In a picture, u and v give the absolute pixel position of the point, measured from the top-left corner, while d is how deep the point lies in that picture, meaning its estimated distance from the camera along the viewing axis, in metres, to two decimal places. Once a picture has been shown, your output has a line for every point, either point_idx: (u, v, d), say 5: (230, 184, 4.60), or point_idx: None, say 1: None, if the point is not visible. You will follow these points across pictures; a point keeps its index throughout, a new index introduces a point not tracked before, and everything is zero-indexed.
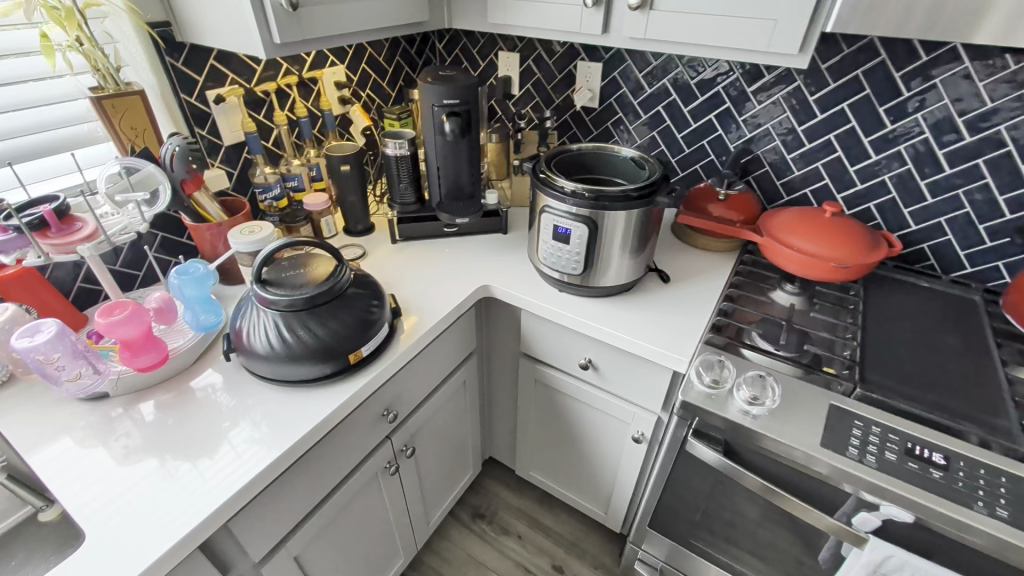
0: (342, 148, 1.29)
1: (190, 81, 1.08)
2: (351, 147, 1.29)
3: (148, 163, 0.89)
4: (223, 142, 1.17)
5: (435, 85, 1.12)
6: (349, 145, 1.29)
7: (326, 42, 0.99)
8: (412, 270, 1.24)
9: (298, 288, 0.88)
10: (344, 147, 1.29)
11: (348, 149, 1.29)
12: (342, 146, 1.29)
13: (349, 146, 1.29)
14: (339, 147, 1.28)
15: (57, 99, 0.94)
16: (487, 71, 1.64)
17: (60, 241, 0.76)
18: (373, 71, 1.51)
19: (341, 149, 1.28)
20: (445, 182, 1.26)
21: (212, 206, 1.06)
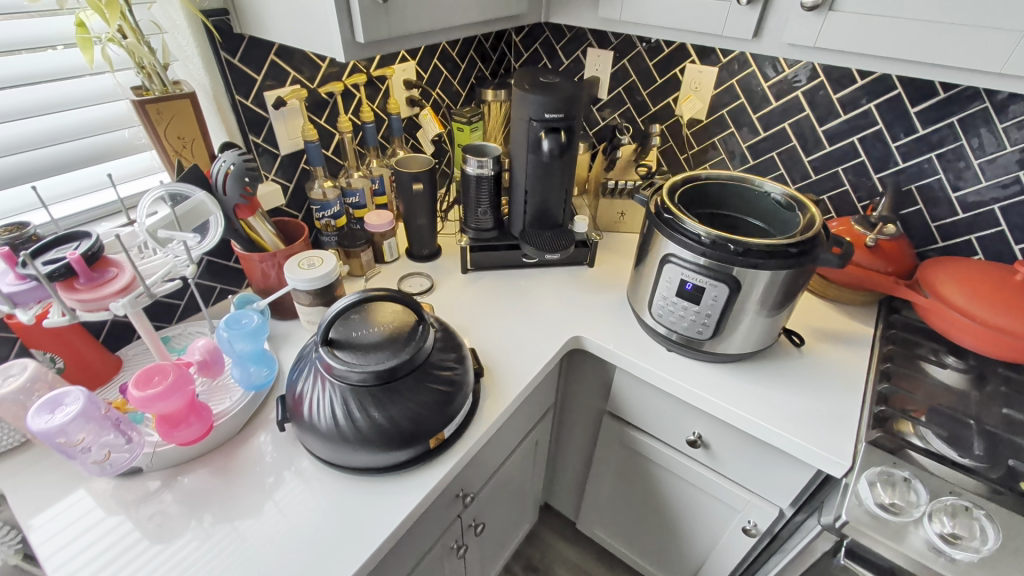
0: (415, 161, 1.10)
1: (246, 80, 0.90)
2: (423, 160, 1.10)
3: (198, 191, 0.71)
4: (279, 152, 1.00)
5: (536, 95, 0.92)
6: (421, 159, 1.10)
7: (415, 41, 0.80)
8: (488, 310, 1.06)
9: (373, 355, 0.71)
10: (415, 161, 1.10)
11: (420, 162, 1.10)
12: (412, 159, 1.10)
13: (419, 158, 1.10)
14: (411, 161, 1.10)
15: (91, 100, 0.77)
16: (571, 70, 1.42)
17: (87, 297, 0.59)
18: (444, 68, 1.31)
19: (413, 162, 1.10)
20: (532, 207, 1.07)
21: (266, 232, 0.90)
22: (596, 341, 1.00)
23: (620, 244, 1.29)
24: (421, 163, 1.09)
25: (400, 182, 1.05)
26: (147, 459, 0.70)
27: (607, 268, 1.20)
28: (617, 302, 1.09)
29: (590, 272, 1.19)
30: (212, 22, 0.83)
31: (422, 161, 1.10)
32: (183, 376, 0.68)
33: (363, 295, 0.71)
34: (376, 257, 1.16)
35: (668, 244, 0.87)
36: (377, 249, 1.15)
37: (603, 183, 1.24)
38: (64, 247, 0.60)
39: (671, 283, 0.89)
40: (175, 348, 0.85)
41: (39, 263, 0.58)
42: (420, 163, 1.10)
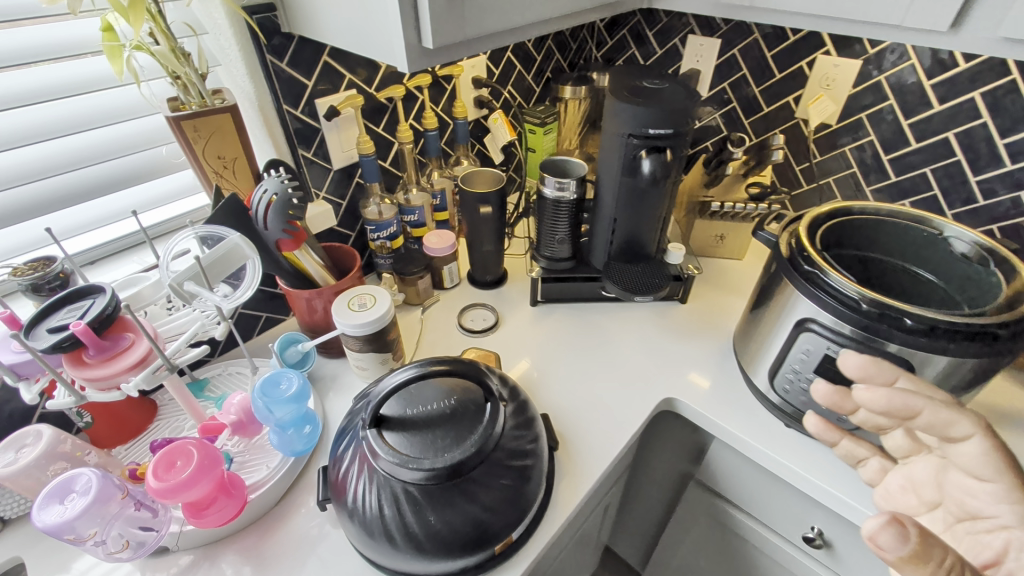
0: (484, 178, 0.94)
1: (297, 87, 0.78)
2: (492, 179, 0.94)
3: (232, 231, 0.59)
4: (332, 167, 0.88)
5: (639, 105, 0.73)
6: (491, 174, 0.94)
7: (494, 40, 0.64)
8: (561, 355, 0.90)
9: (432, 445, 0.57)
10: (484, 179, 0.94)
11: (488, 180, 0.95)
12: (480, 175, 0.95)
13: (487, 174, 0.94)
14: (479, 177, 0.95)
15: (120, 117, 0.66)
16: (665, 62, 1.21)
17: (92, 376, 0.48)
18: (518, 62, 1.14)
19: (483, 181, 0.94)
20: (619, 237, 0.89)
21: (310, 263, 0.76)
22: (693, 405, 0.82)
23: (715, 274, 1.08)
24: (490, 180, 0.94)
25: (465, 203, 0.90)
26: (171, 538, 0.61)
27: (701, 305, 1.01)
28: (718, 353, 0.90)
29: (682, 309, 1.00)
30: (255, 20, 0.70)
31: (491, 181, 0.94)
32: (210, 456, 0.57)
33: None
34: (434, 282, 1.03)
35: (808, 306, 0.67)
36: (436, 273, 1.01)
37: (703, 201, 1.03)
38: (72, 310, 0.50)
39: (807, 355, 0.69)
40: (210, 396, 0.74)
41: (42, 334, 0.48)
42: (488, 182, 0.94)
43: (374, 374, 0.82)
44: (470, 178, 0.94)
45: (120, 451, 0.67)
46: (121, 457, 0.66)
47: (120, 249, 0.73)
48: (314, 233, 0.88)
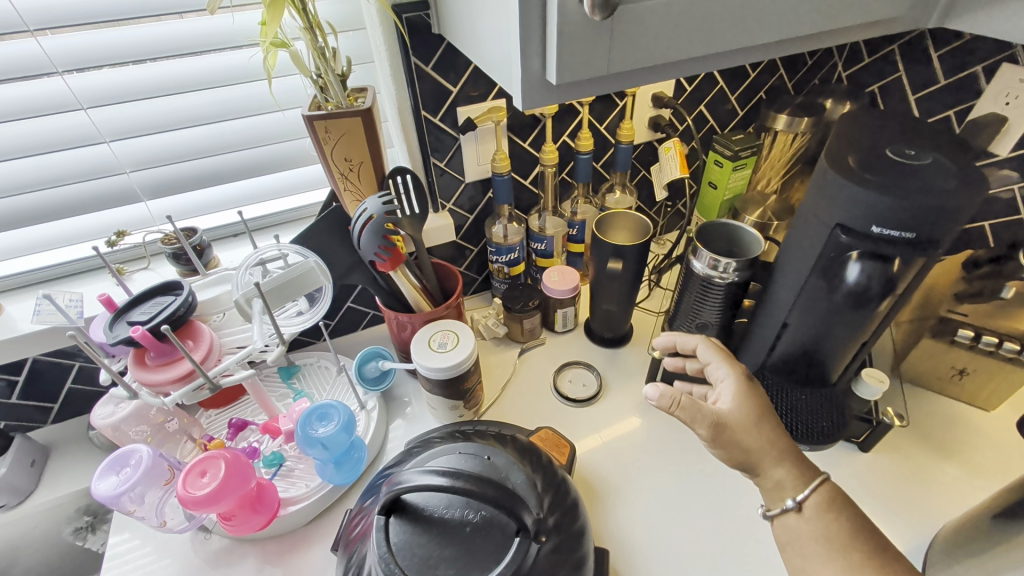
0: (627, 226, 0.79)
1: (440, 92, 0.71)
2: (637, 228, 0.78)
3: (312, 253, 0.56)
4: (464, 179, 0.81)
5: (865, 188, 0.48)
6: (639, 222, 0.78)
7: (658, 72, 0.47)
8: (662, 464, 0.71)
9: (432, 567, 0.47)
10: (627, 228, 0.79)
11: (631, 229, 0.79)
12: (623, 220, 0.79)
13: (633, 220, 0.78)
14: (620, 224, 0.79)
15: (264, 109, 0.69)
16: (942, 100, 0.79)
17: (146, 380, 0.49)
18: (723, 78, 0.90)
19: (626, 230, 0.79)
20: (785, 346, 0.65)
21: (406, 285, 0.71)
22: None
23: (937, 422, 0.73)
24: (633, 229, 0.78)
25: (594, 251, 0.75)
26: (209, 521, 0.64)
27: (895, 464, 0.69)
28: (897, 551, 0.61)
29: (860, 462, 0.70)
30: (404, 20, 0.64)
31: (636, 232, 0.78)
32: (239, 472, 0.56)
33: (444, 479, 0.46)
34: (545, 320, 0.90)
35: None
36: (549, 312, 0.88)
37: (945, 318, 0.69)
38: (151, 308, 0.52)
39: None
40: (293, 387, 0.76)
41: (121, 328, 0.50)
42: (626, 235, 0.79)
43: (443, 416, 0.75)
44: (607, 223, 0.79)
45: (210, 416, 0.73)
46: (204, 426, 0.71)
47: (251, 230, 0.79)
48: (431, 245, 0.83)
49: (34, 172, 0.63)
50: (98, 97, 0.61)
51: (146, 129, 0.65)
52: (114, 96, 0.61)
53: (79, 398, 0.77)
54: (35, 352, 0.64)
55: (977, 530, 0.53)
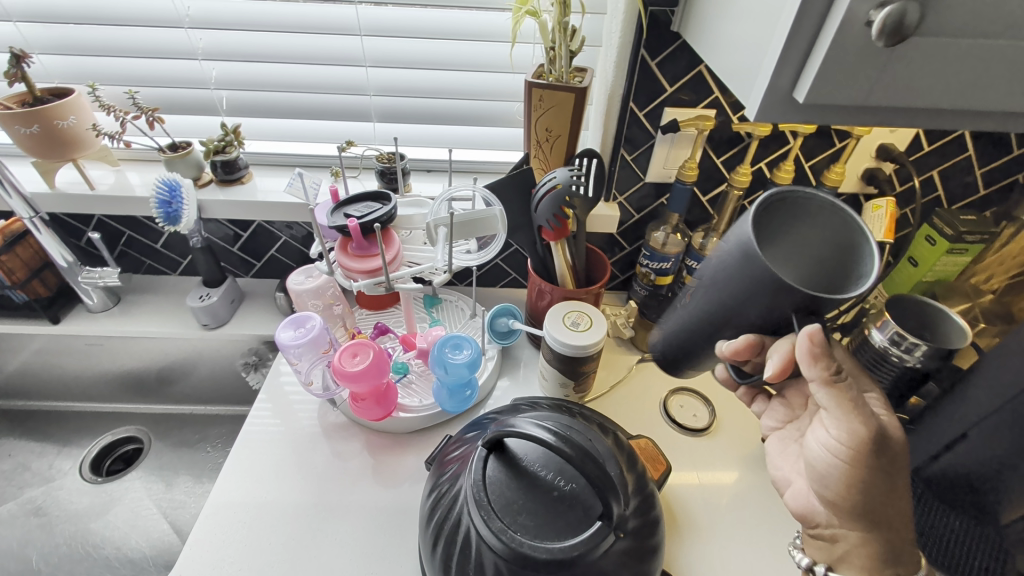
0: (818, 238, 0.45)
1: (654, 89, 0.72)
2: (848, 258, 0.43)
3: (498, 203, 0.61)
4: (644, 178, 0.82)
5: None
6: (849, 238, 0.43)
7: (917, 121, 0.43)
8: (753, 527, 0.66)
9: (514, 512, 0.50)
10: (824, 244, 0.45)
11: (835, 252, 0.44)
12: (803, 220, 0.45)
13: (824, 214, 0.44)
14: (790, 220, 0.45)
15: (493, 68, 0.76)
16: None
17: (346, 265, 0.58)
18: (974, 146, 0.78)
19: (835, 256, 0.44)
20: (948, 462, 0.57)
21: (559, 258, 0.74)
22: None
23: None
24: (837, 265, 0.44)
25: (734, 316, 0.44)
26: (338, 399, 0.75)
27: None
28: None
29: None
30: (648, 12, 0.65)
31: (852, 271, 0.43)
32: (379, 368, 0.64)
33: (551, 437, 0.49)
34: None
35: None
36: None
37: None
38: (363, 207, 0.60)
39: None
40: (431, 315, 0.84)
41: (339, 216, 0.59)
42: (824, 279, 0.45)
43: (550, 390, 0.78)
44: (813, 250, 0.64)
45: (363, 314, 0.84)
46: (357, 319, 0.83)
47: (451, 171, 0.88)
48: (590, 231, 0.86)
49: (311, 75, 0.78)
50: (375, 28, 0.72)
51: (400, 63, 0.76)
52: (387, 30, 0.73)
53: (277, 264, 0.94)
54: (258, 217, 0.81)
55: None
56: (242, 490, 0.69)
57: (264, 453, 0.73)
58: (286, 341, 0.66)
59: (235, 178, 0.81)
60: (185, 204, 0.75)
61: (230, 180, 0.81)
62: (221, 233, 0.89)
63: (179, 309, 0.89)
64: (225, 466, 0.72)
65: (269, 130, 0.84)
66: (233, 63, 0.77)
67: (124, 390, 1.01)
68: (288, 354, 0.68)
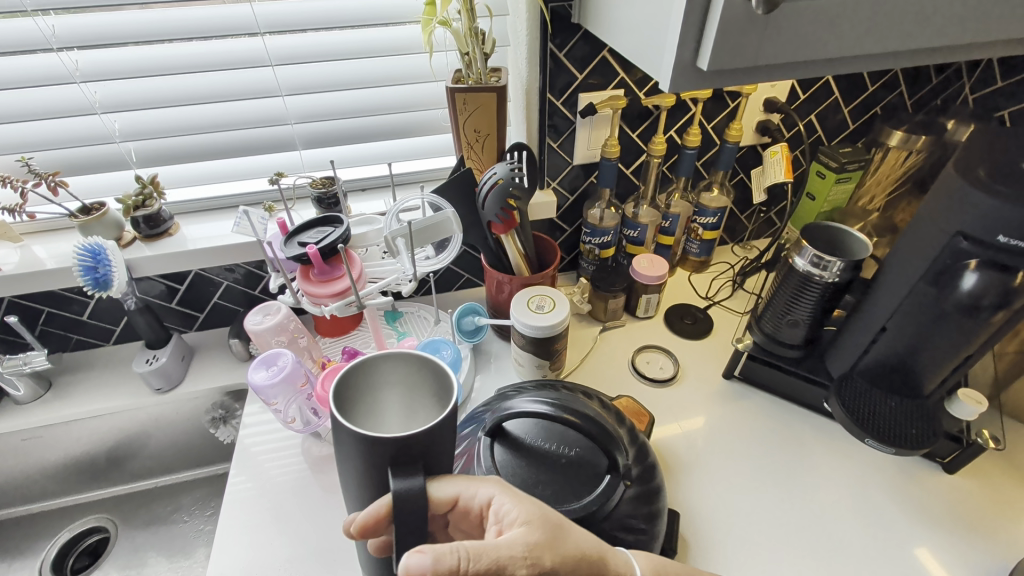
0: (402, 387, 0.47)
1: (567, 78, 0.77)
2: (430, 379, 0.46)
3: (449, 205, 0.63)
4: (572, 162, 0.87)
5: (991, 201, 0.50)
6: (428, 364, 0.46)
7: (796, 72, 0.51)
8: (733, 452, 0.74)
9: (531, 487, 0.53)
10: (410, 397, 0.47)
11: (423, 389, 0.47)
12: (384, 400, 0.47)
13: (400, 364, 0.47)
14: (370, 401, 0.46)
15: (412, 79, 0.78)
16: None
17: (312, 292, 0.58)
18: (839, 88, 0.91)
19: (427, 410, 0.47)
20: (875, 354, 0.67)
21: (512, 248, 0.78)
22: None
23: None
24: (432, 391, 0.46)
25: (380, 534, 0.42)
26: (324, 430, 0.74)
27: (982, 493, 0.70)
28: None
29: (943, 482, 0.71)
30: (549, 8, 0.70)
31: (440, 381, 0.46)
32: None
33: (549, 410, 0.53)
34: (628, 304, 0.94)
35: None
36: (633, 297, 0.92)
37: None
38: (316, 233, 0.60)
39: None
40: (396, 329, 0.85)
41: (293, 245, 0.59)
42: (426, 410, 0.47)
43: (528, 373, 0.81)
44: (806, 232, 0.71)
45: (326, 342, 0.83)
46: (323, 348, 0.82)
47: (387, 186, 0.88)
48: (533, 219, 0.90)
49: (225, 113, 0.76)
50: (286, 56, 0.72)
51: (316, 88, 0.75)
52: (299, 57, 0.72)
53: (221, 311, 0.90)
54: (196, 266, 0.78)
55: None
56: (243, 545, 0.65)
57: (260, 503, 0.70)
58: (263, 387, 0.65)
59: (161, 231, 0.77)
60: (113, 266, 0.71)
61: (156, 233, 0.77)
62: (154, 290, 0.84)
63: (123, 379, 0.83)
64: (218, 530, 0.67)
65: (187, 176, 0.81)
66: (136, 112, 0.73)
67: (71, 483, 0.92)
68: (269, 398, 0.67)
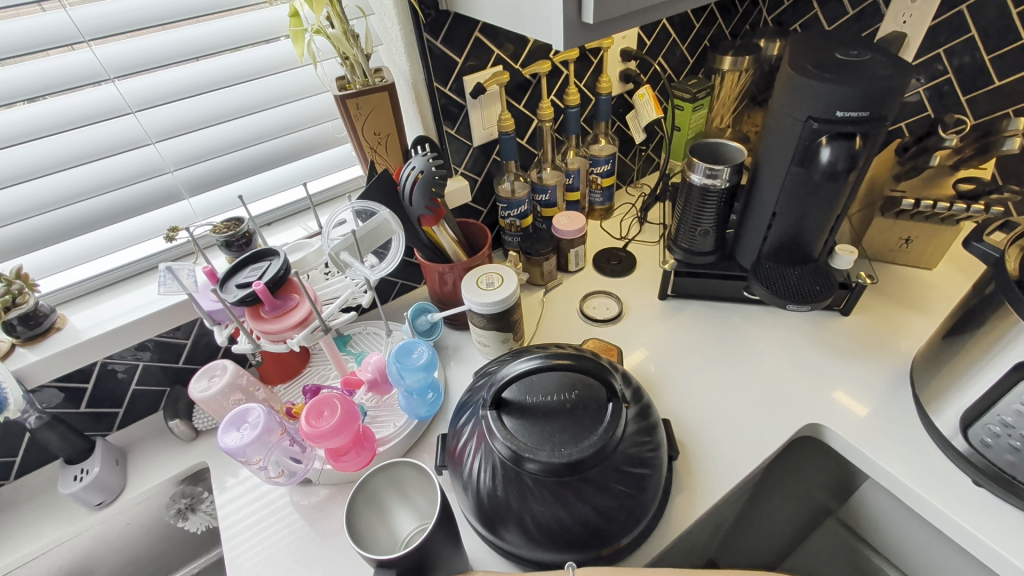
0: (390, 485, 0.55)
1: (448, 65, 0.80)
2: (407, 468, 0.54)
3: (382, 207, 0.63)
4: (472, 144, 0.90)
5: (824, 86, 0.62)
6: (400, 466, 0.55)
7: (658, 14, 0.58)
8: (690, 357, 0.84)
9: (549, 438, 0.56)
10: (399, 488, 0.55)
11: (407, 476, 0.55)
12: (386, 506, 0.55)
13: (382, 477, 0.54)
14: (376, 515, 0.54)
15: (294, 96, 0.75)
16: (854, 27, 0.97)
17: (268, 330, 0.55)
18: (674, 30, 1.04)
19: (419, 489, 0.55)
20: (772, 237, 0.79)
21: (445, 238, 0.79)
22: (847, 438, 0.72)
23: (897, 284, 0.92)
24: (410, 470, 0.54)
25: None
26: (313, 472, 0.70)
27: (871, 321, 0.87)
28: (884, 386, 0.77)
29: (844, 323, 0.87)
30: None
31: (418, 470, 0.54)
32: (350, 412, 0.63)
33: (543, 363, 0.56)
34: (559, 263, 1.00)
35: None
36: (562, 255, 0.98)
37: (890, 197, 0.86)
38: (253, 271, 0.57)
39: None
40: (351, 352, 0.82)
41: (232, 290, 0.55)
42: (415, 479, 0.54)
43: (495, 351, 0.84)
44: (698, 149, 0.82)
45: (282, 388, 0.78)
46: (280, 395, 0.77)
47: (293, 213, 0.84)
48: (452, 208, 0.91)
49: (86, 177, 0.67)
50: (145, 100, 0.65)
51: (190, 126, 0.69)
52: (160, 97, 0.66)
53: (142, 398, 0.79)
54: (103, 355, 0.69)
55: (941, 346, 0.70)
56: None
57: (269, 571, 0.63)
58: (234, 445, 0.60)
59: (46, 328, 0.67)
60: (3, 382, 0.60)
61: (40, 332, 0.66)
62: (52, 399, 0.72)
63: (47, 511, 0.70)
64: None
65: (56, 260, 0.70)
66: None
67: None
68: (245, 457, 0.62)
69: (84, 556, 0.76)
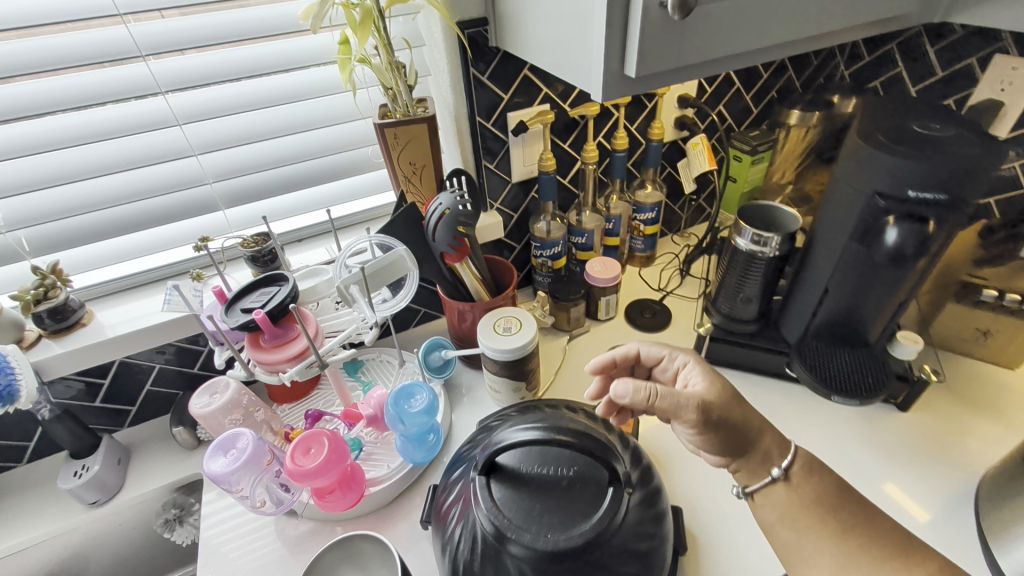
0: (346, 559, 0.51)
1: (493, 100, 0.78)
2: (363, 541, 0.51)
3: (399, 242, 0.60)
4: (511, 180, 0.87)
5: (896, 160, 0.55)
6: (355, 540, 0.51)
7: (714, 68, 0.54)
8: None
9: (537, 518, 0.51)
10: (357, 563, 0.51)
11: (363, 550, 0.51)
12: None
13: (336, 550, 0.51)
14: None
15: (335, 120, 0.75)
16: (942, 91, 0.88)
17: (265, 360, 0.53)
18: (739, 79, 0.98)
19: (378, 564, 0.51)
20: (825, 315, 0.71)
21: (468, 275, 0.76)
22: None
23: (972, 382, 0.80)
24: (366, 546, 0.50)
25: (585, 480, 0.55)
26: (299, 505, 0.67)
27: (934, 421, 0.76)
28: (943, 501, 0.66)
29: (902, 419, 0.76)
30: (466, 35, 0.71)
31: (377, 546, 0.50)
32: (339, 451, 0.60)
33: (539, 434, 0.51)
34: (588, 309, 0.95)
35: None
36: (592, 302, 0.93)
37: (969, 283, 0.76)
38: (260, 295, 0.56)
39: None
40: (361, 380, 0.80)
41: (237, 313, 0.54)
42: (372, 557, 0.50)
43: (506, 399, 0.79)
44: (750, 210, 0.75)
45: (286, 409, 0.76)
46: (283, 416, 0.75)
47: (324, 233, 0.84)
48: (482, 242, 0.89)
49: (130, 183, 0.69)
50: (193, 113, 0.67)
51: (233, 142, 0.71)
52: (207, 112, 0.67)
53: (155, 399, 0.80)
54: (120, 355, 0.70)
55: (1019, 470, 0.59)
56: None
57: None
58: (221, 473, 0.58)
59: (72, 323, 0.68)
60: (19, 373, 0.61)
61: (65, 326, 0.68)
62: (71, 390, 0.73)
63: (47, 501, 0.71)
64: None
65: (94, 257, 0.72)
66: (23, 196, 0.65)
67: None
68: (230, 485, 0.59)
69: (77, 549, 0.76)
